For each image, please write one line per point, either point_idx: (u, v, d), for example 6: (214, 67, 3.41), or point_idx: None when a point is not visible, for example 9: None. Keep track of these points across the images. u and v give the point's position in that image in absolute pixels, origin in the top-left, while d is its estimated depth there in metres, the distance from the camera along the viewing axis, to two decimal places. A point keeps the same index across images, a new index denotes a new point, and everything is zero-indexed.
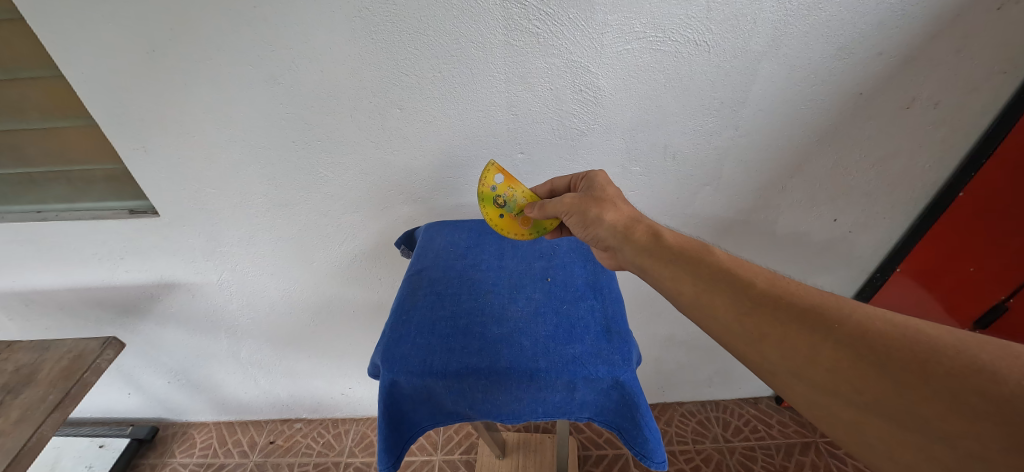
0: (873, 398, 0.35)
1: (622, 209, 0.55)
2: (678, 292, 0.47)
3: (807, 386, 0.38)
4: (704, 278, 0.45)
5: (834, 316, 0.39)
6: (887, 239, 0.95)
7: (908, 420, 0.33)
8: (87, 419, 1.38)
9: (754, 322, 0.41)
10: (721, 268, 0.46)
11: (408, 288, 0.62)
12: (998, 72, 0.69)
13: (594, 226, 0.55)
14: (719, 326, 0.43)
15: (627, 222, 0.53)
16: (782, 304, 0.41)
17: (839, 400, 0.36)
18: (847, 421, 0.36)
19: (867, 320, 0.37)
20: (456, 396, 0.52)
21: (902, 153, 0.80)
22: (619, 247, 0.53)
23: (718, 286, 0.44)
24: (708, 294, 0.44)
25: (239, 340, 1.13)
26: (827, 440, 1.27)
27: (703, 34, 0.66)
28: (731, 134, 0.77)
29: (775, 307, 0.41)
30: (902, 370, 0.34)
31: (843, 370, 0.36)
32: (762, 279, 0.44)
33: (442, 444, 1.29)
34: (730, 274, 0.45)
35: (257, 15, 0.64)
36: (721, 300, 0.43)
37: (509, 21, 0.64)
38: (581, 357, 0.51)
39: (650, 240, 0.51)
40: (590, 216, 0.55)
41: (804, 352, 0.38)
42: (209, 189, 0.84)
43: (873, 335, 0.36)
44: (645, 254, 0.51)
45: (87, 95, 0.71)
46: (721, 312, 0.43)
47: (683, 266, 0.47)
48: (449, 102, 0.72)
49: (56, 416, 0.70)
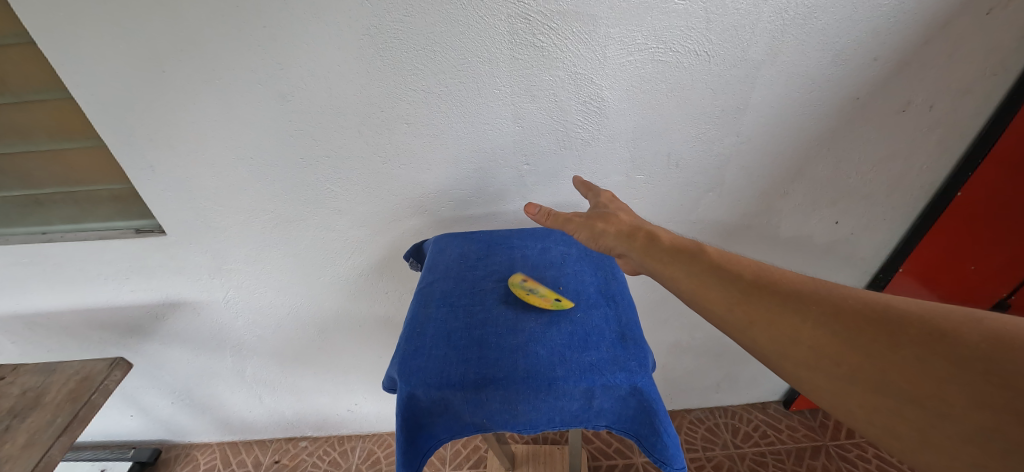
0: (851, 370, 0.34)
1: (623, 221, 0.57)
2: (676, 290, 0.46)
3: (789, 364, 0.37)
4: (697, 273, 0.45)
5: (811, 296, 0.39)
6: (887, 241, 0.97)
7: (883, 388, 0.33)
8: (88, 443, 1.35)
9: (737, 305, 0.41)
10: (711, 261, 0.46)
11: (420, 300, 0.62)
12: (990, 75, 0.71)
13: (602, 238, 0.57)
14: (706, 315, 0.43)
15: (630, 231, 0.54)
16: (763, 289, 0.41)
17: (818, 375, 0.36)
18: (829, 397, 0.35)
19: (842, 297, 0.38)
20: (473, 408, 0.52)
21: (901, 155, 0.82)
22: (627, 253, 0.53)
23: (710, 280, 0.44)
24: (697, 284, 0.44)
25: (245, 358, 1.13)
26: (837, 443, 1.27)
27: (704, 45, 0.68)
28: (732, 141, 0.79)
29: (757, 292, 0.41)
30: (876, 340, 0.34)
31: (822, 345, 0.36)
32: (749, 271, 0.43)
33: (450, 459, 1.27)
34: (716, 266, 0.45)
35: (267, 35, 0.65)
36: (708, 289, 0.43)
37: (514, 36, 0.66)
38: (599, 365, 0.51)
39: (653, 242, 0.52)
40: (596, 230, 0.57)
41: (784, 331, 0.38)
42: (216, 207, 0.84)
43: (848, 310, 0.37)
44: (649, 256, 0.50)
45: (97, 116, 0.71)
46: (708, 302, 0.43)
47: (680, 263, 0.47)
48: (456, 116, 0.74)
49: (64, 439, 0.69)
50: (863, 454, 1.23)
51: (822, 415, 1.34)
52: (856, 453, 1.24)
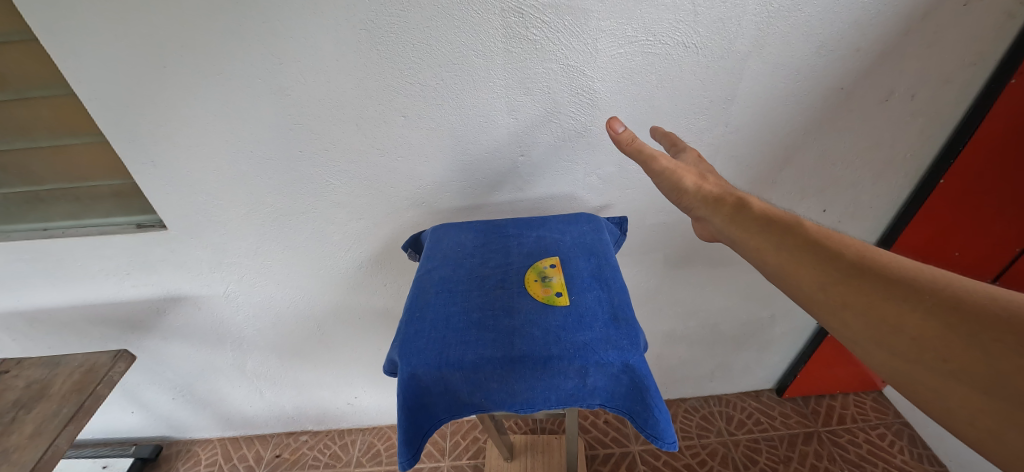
0: (958, 366, 0.35)
1: (713, 183, 0.56)
2: (765, 261, 0.47)
3: (888, 353, 0.38)
4: (793, 248, 0.46)
5: (925, 288, 0.38)
6: (874, 228, 0.99)
7: (995, 388, 0.33)
8: (89, 441, 1.36)
9: (839, 289, 0.41)
10: (812, 240, 0.46)
11: (419, 286, 0.64)
12: (969, 65, 0.74)
13: (686, 193, 0.56)
14: (802, 294, 0.43)
15: (718, 194, 0.54)
16: (870, 274, 0.41)
17: (918, 366, 0.36)
18: (929, 389, 0.36)
19: (962, 293, 0.37)
20: (472, 387, 0.54)
21: (885, 143, 0.84)
22: (708, 215, 0.53)
23: (805, 255, 0.45)
24: (795, 263, 0.45)
25: (245, 352, 1.14)
26: (829, 429, 1.30)
27: (692, 37, 0.70)
28: (721, 131, 0.81)
29: (861, 277, 0.41)
30: (996, 339, 0.34)
31: (929, 338, 0.36)
32: (852, 251, 0.43)
33: (449, 450, 1.29)
34: (819, 244, 0.45)
35: (267, 30, 0.66)
36: (808, 268, 0.44)
37: (508, 29, 0.68)
38: (592, 344, 0.53)
39: (743, 209, 0.52)
40: (683, 183, 0.56)
41: (888, 320, 0.38)
42: (216, 201, 0.85)
43: (965, 305, 0.36)
44: (737, 223, 0.51)
45: (100, 111, 0.73)
46: (805, 280, 0.43)
47: (776, 235, 0.47)
48: (452, 109, 0.75)
49: (71, 429, 0.71)
50: (854, 440, 1.26)
51: (814, 401, 1.37)
52: (847, 438, 1.27)
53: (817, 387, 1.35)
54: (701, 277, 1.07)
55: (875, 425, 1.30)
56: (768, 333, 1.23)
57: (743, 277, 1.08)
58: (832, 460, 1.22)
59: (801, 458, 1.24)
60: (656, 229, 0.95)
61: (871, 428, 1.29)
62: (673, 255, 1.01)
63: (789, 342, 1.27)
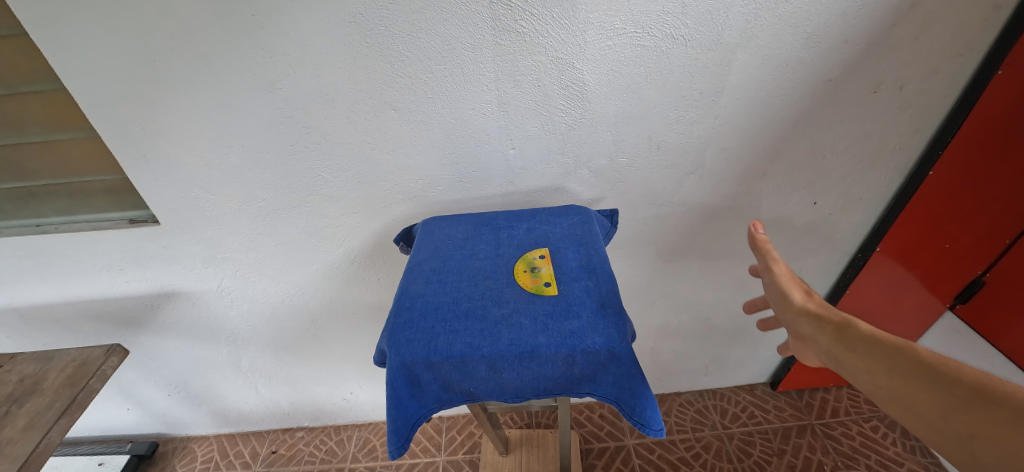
0: None
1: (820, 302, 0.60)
2: (878, 388, 0.48)
3: None
4: (907, 375, 0.46)
5: None
6: (865, 221, 1.00)
7: None
8: (85, 438, 1.36)
9: (961, 419, 0.42)
10: (928, 366, 0.46)
11: (409, 278, 0.64)
12: (955, 56, 0.75)
13: (791, 306, 0.61)
14: (923, 423, 0.44)
15: (821, 311, 0.58)
16: (992, 403, 0.41)
17: None
18: None
19: None
20: (460, 377, 0.54)
21: (874, 135, 0.85)
22: (814, 335, 0.56)
23: (921, 382, 0.45)
24: (913, 389, 0.45)
25: (240, 348, 1.14)
26: (823, 421, 1.31)
27: (680, 29, 0.70)
28: (711, 124, 0.81)
29: (984, 404, 0.41)
30: None
31: None
32: (971, 377, 0.44)
33: (445, 445, 1.30)
34: (936, 371, 0.45)
35: (256, 23, 0.67)
36: (922, 394, 0.44)
37: (497, 22, 0.68)
38: (579, 332, 0.53)
39: (848, 330, 0.54)
40: (788, 296, 0.61)
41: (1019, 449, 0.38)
42: (209, 196, 0.85)
43: None
44: (842, 345, 0.53)
45: (91, 106, 0.73)
46: (923, 408, 0.44)
47: (886, 359, 0.49)
48: (442, 101, 0.76)
49: (63, 422, 0.71)
50: (847, 432, 1.27)
51: (808, 395, 1.38)
52: (841, 430, 1.28)
53: (811, 381, 1.36)
54: (694, 270, 1.07)
55: (868, 417, 1.30)
56: (761, 326, 1.24)
57: (736, 270, 1.09)
58: (826, 453, 1.23)
59: (795, 450, 1.24)
60: (648, 222, 0.96)
61: (865, 421, 1.30)
62: (665, 248, 1.02)
63: (783, 335, 1.28)
